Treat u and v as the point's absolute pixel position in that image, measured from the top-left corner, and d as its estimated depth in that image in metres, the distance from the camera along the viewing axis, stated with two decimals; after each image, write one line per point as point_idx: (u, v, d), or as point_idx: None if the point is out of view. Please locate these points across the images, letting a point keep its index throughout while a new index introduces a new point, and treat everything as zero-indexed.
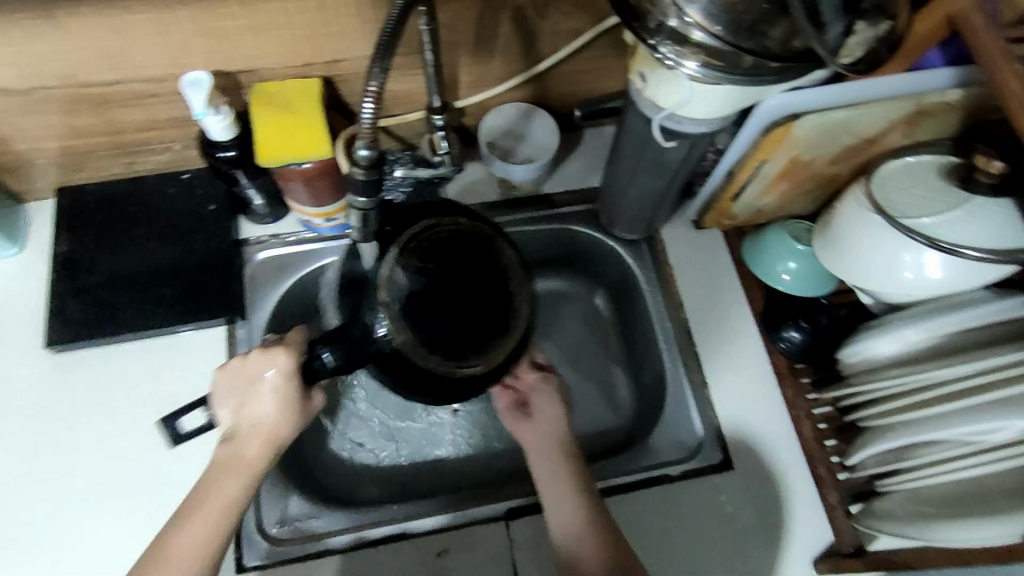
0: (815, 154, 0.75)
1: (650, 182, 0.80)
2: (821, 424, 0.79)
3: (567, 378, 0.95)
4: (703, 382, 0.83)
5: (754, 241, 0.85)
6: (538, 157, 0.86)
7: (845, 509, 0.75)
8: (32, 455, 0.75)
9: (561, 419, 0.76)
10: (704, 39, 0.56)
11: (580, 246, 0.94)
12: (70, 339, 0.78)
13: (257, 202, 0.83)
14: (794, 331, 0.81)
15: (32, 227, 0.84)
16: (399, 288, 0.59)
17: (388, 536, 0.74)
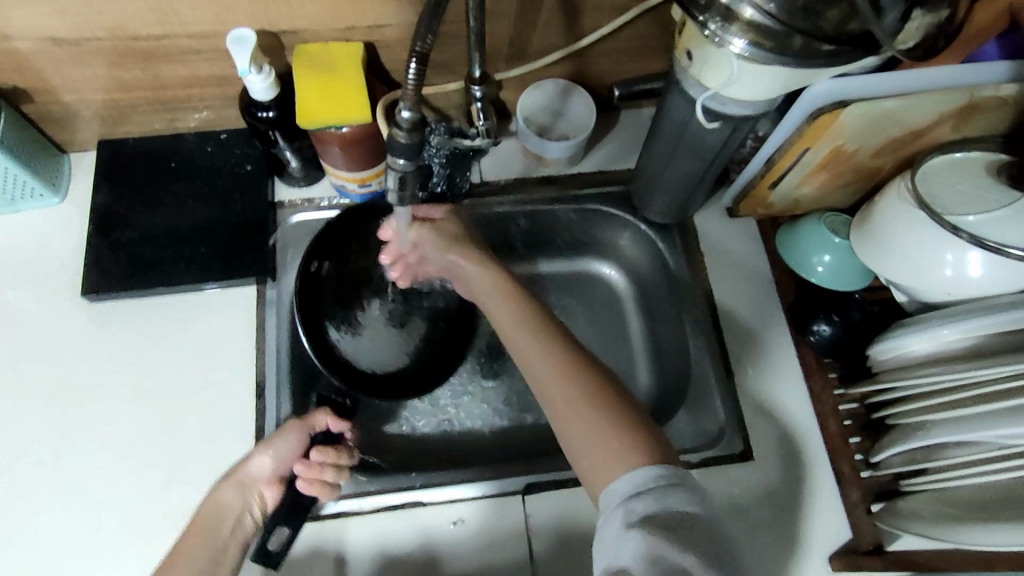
0: (859, 145, 0.73)
1: (687, 165, 0.79)
2: (847, 421, 0.78)
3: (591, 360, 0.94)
4: (726, 371, 0.82)
5: (789, 230, 0.83)
6: (575, 135, 0.87)
7: (866, 507, 0.74)
8: (62, 402, 0.76)
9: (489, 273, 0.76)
10: (755, 17, 0.55)
11: (609, 228, 0.94)
12: (105, 289, 0.79)
13: (292, 165, 0.84)
14: (825, 325, 0.79)
15: (73, 177, 0.86)
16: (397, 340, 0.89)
17: (404, 503, 0.75)
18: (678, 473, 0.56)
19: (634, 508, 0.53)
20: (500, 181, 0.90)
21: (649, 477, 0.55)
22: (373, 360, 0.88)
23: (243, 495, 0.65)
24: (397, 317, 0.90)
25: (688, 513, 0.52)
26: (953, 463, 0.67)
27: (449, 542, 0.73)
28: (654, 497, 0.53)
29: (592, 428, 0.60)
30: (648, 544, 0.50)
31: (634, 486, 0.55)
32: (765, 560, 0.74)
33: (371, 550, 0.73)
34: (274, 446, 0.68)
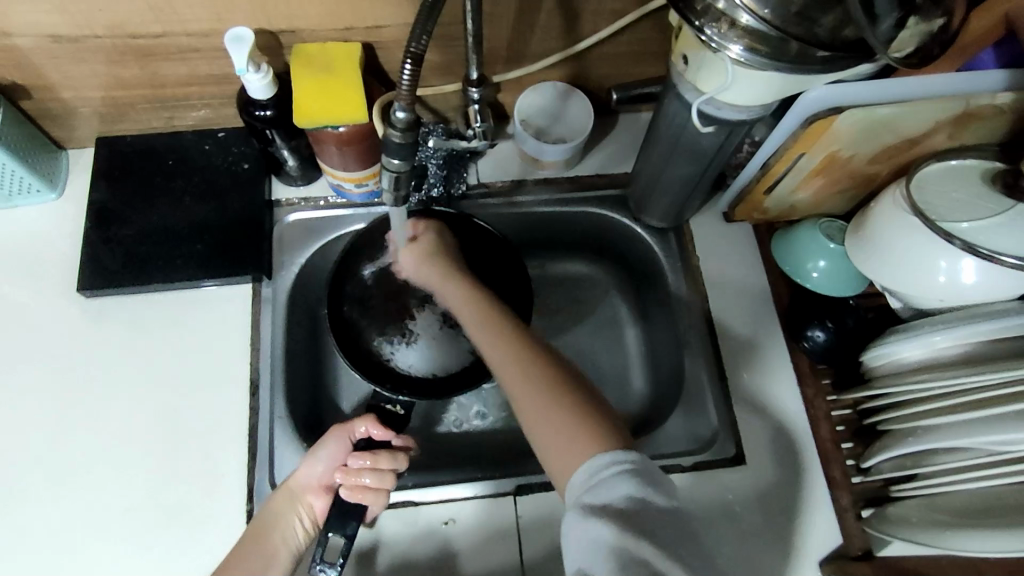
0: (855, 151, 0.73)
1: (683, 169, 0.79)
2: (839, 426, 0.78)
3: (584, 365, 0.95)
4: (721, 375, 0.82)
5: (785, 235, 0.83)
6: (571, 138, 0.87)
7: (857, 513, 0.74)
8: (56, 398, 0.77)
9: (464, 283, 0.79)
10: (751, 22, 0.55)
11: (606, 232, 0.94)
12: (102, 286, 0.79)
13: (289, 164, 0.84)
14: (819, 331, 0.79)
15: (71, 174, 0.86)
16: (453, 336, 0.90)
17: (397, 501, 0.75)
18: (637, 459, 0.56)
19: (593, 499, 0.54)
20: (496, 184, 0.90)
21: (607, 467, 0.56)
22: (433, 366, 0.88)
23: (290, 505, 0.69)
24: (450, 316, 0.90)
25: (646, 502, 0.53)
26: (943, 469, 0.67)
27: (441, 543, 0.73)
28: (614, 485, 0.54)
29: (556, 422, 0.61)
30: (607, 536, 0.51)
31: (594, 475, 0.56)
32: (756, 564, 0.74)
33: (362, 548, 0.73)
34: (313, 456, 0.71)
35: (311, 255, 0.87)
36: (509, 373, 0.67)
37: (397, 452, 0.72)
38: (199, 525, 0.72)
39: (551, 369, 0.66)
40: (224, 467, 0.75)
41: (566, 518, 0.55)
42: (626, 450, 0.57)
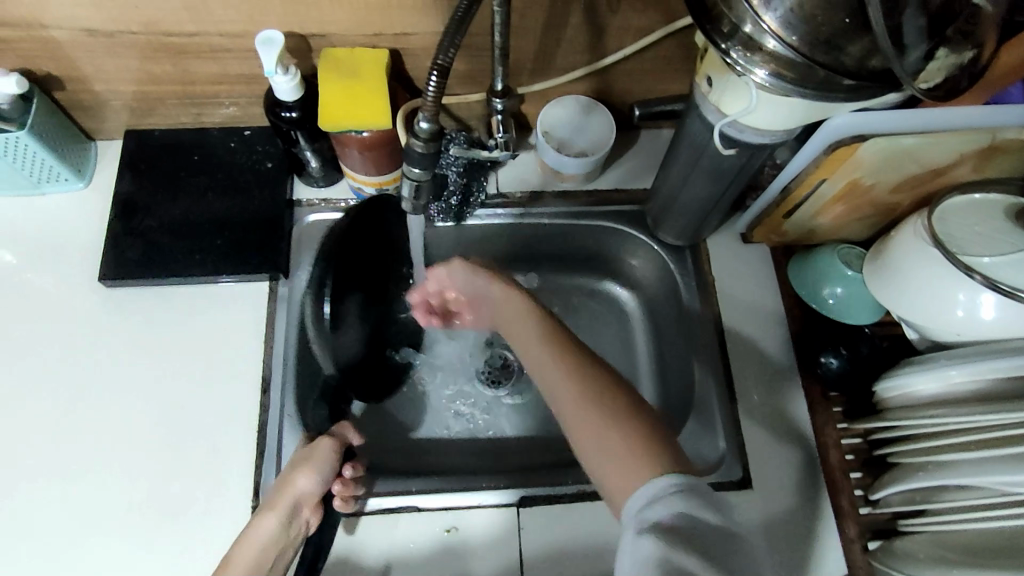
0: (877, 179, 0.72)
1: (702, 188, 0.78)
2: (848, 455, 0.77)
3: None
4: (730, 397, 0.82)
5: (802, 260, 0.83)
6: (594, 151, 0.86)
7: (863, 544, 0.73)
8: (69, 386, 0.78)
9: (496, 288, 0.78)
10: (778, 48, 0.55)
11: (623, 247, 0.94)
12: (122, 276, 0.81)
13: (312, 165, 0.85)
14: (833, 358, 0.78)
15: (99, 165, 0.88)
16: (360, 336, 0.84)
17: (400, 506, 0.75)
18: (687, 479, 0.54)
19: (646, 518, 0.52)
20: (515, 195, 0.90)
21: (665, 491, 0.53)
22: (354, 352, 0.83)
23: (289, 521, 0.68)
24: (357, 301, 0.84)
25: (698, 519, 0.51)
26: (953, 506, 0.66)
27: (445, 551, 0.73)
28: (668, 503, 0.52)
29: (610, 450, 0.58)
30: (654, 551, 0.49)
31: (649, 496, 0.53)
32: None
33: (364, 551, 0.73)
34: (319, 469, 0.71)
35: None
36: (569, 406, 0.64)
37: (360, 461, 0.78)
38: (203, 518, 0.73)
39: (617, 399, 0.63)
40: (231, 462, 0.75)
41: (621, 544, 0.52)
42: (678, 475, 0.54)
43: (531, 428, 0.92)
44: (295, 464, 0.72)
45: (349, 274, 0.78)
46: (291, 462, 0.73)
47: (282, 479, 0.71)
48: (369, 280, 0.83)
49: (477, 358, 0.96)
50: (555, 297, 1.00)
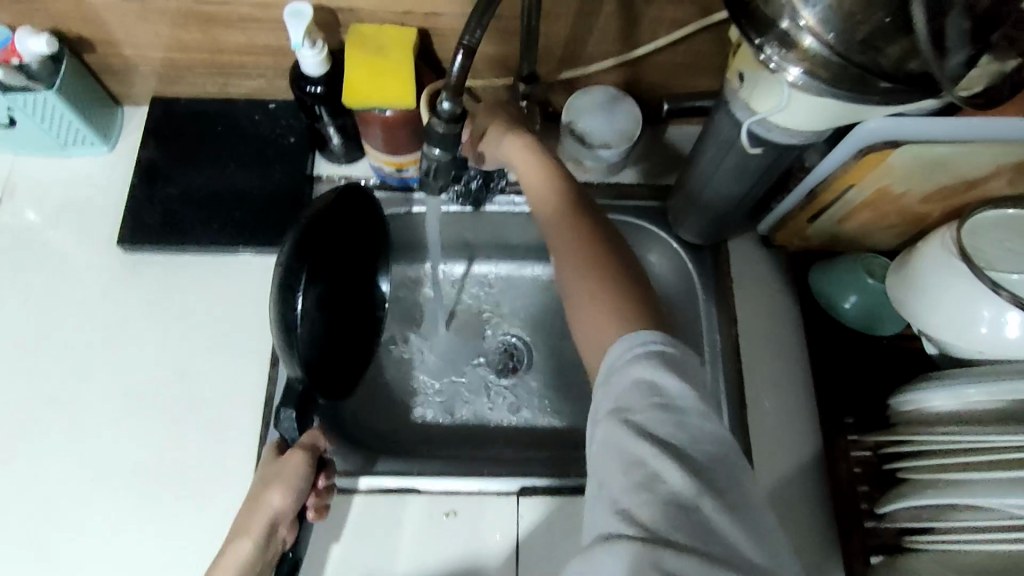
0: (908, 186, 0.70)
1: (726, 186, 0.76)
2: (857, 468, 0.75)
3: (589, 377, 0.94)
4: (740, 400, 0.81)
5: (822, 269, 0.82)
6: (616, 144, 0.84)
7: (866, 558, 0.71)
8: (83, 347, 0.79)
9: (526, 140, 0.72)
10: (813, 45, 0.53)
11: (638, 244, 0.92)
12: (141, 241, 0.81)
13: (335, 142, 0.85)
14: None
15: (125, 130, 0.88)
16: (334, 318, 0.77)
17: (400, 487, 0.76)
18: (644, 340, 0.55)
19: (607, 397, 0.54)
20: None
21: (634, 357, 0.54)
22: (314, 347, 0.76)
23: (266, 542, 0.64)
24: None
25: (657, 386, 0.52)
26: (960, 526, 0.66)
27: (439, 533, 0.74)
28: (623, 375, 0.54)
29: (594, 304, 0.60)
30: (614, 439, 0.51)
31: (615, 364, 0.55)
32: None
33: (362, 530, 0.74)
34: (291, 486, 0.65)
35: None
36: (560, 244, 0.66)
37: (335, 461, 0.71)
38: (207, 485, 0.74)
39: (611, 252, 0.64)
40: (237, 432, 0.76)
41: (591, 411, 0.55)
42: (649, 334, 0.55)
43: (537, 418, 0.91)
44: (266, 481, 0.66)
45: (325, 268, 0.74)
46: (263, 478, 0.66)
47: (254, 499, 0.65)
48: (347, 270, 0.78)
49: (483, 350, 0.96)
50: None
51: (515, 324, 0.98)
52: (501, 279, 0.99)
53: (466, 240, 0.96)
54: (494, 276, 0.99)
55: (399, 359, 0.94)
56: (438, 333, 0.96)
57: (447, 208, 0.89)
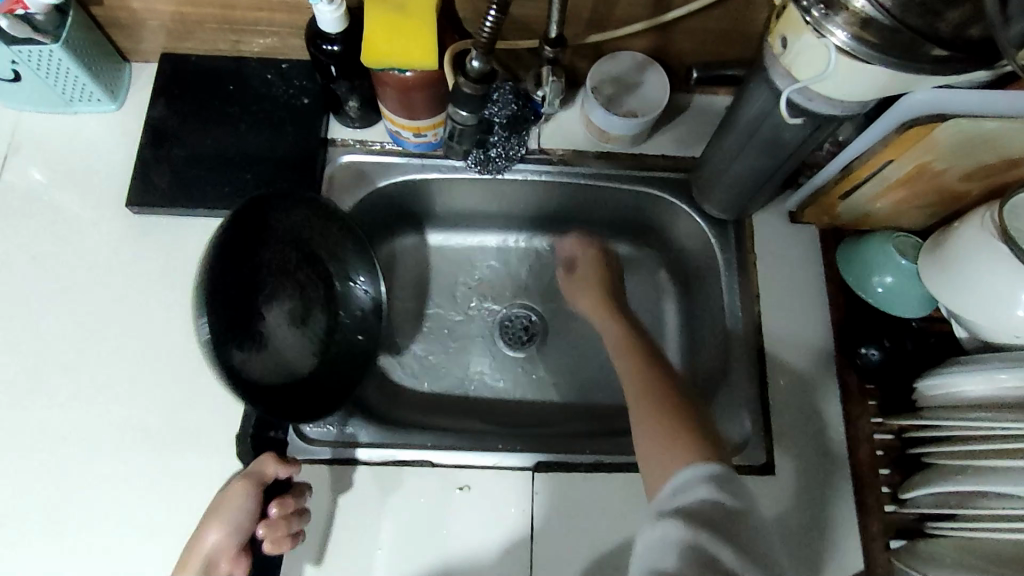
0: (950, 163, 0.67)
1: (757, 161, 0.73)
2: (878, 450, 0.74)
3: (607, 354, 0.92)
4: (761, 380, 0.79)
5: (854, 246, 0.79)
6: (643, 112, 0.83)
7: (885, 542, 0.71)
8: (90, 311, 0.77)
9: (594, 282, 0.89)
10: (866, 9, 0.50)
11: (661, 217, 0.91)
12: (150, 204, 0.79)
13: (350, 104, 0.82)
14: (874, 350, 0.75)
15: (133, 87, 0.85)
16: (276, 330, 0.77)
17: (413, 460, 0.75)
18: (716, 469, 0.59)
19: (674, 502, 0.58)
20: (557, 152, 0.86)
21: (696, 481, 0.58)
22: (283, 374, 0.77)
23: None
24: (293, 314, 0.79)
25: (719, 502, 0.56)
26: (987, 514, 0.64)
27: (450, 506, 0.73)
28: (692, 491, 0.58)
29: (663, 446, 0.64)
30: (676, 534, 0.54)
31: (678, 484, 0.59)
32: None
33: (372, 502, 0.73)
34: (224, 521, 0.65)
35: (361, 199, 0.85)
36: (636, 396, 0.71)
37: (297, 489, 0.70)
38: (220, 453, 0.73)
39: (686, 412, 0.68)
40: None
41: (647, 522, 0.58)
42: (713, 463, 0.60)
43: (549, 393, 0.90)
44: (206, 516, 0.67)
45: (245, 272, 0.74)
46: (207, 511, 0.68)
47: (198, 532, 0.67)
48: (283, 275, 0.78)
49: (497, 324, 0.94)
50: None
51: (531, 298, 0.96)
52: (517, 248, 0.97)
53: (486, 209, 0.93)
54: (514, 247, 0.97)
55: (412, 331, 0.92)
56: (459, 306, 0.94)
57: (463, 174, 0.86)
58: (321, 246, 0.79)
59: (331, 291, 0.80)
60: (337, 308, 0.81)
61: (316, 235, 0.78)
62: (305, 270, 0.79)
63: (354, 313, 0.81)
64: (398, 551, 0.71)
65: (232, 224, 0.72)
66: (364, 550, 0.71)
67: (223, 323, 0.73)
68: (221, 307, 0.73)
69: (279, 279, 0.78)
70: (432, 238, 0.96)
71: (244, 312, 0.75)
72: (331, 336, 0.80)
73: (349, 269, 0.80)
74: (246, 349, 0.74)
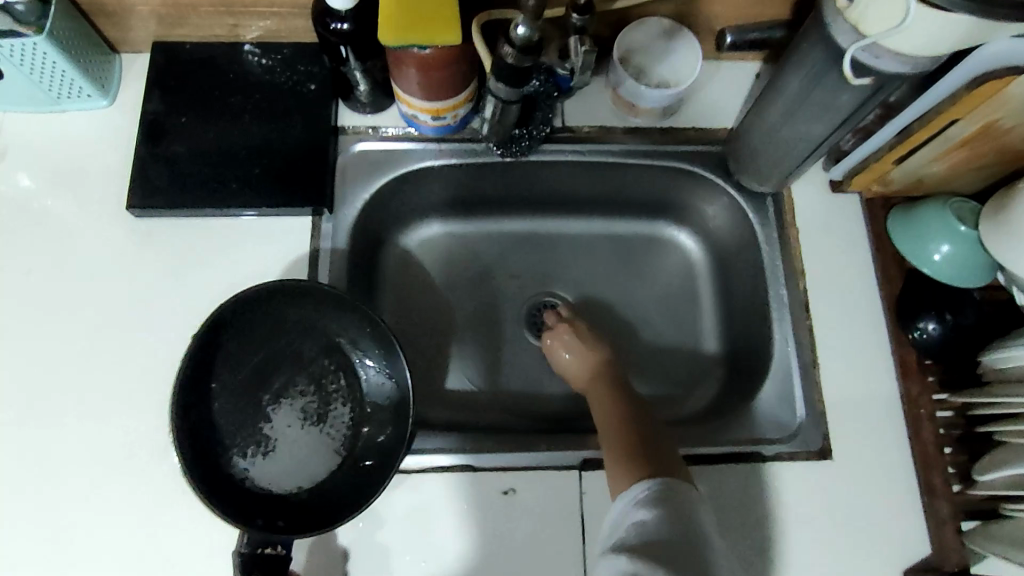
0: (1018, 121, 0.62)
1: (803, 130, 0.68)
2: (943, 429, 0.71)
3: (642, 343, 0.88)
4: (813, 361, 0.75)
5: (905, 217, 0.75)
6: (676, 82, 0.78)
7: (956, 525, 0.68)
8: (92, 327, 0.72)
9: (581, 352, 0.80)
10: None
11: (696, 194, 0.86)
12: (153, 206, 0.73)
13: (360, 88, 0.76)
14: (932, 323, 0.71)
15: (124, 79, 0.79)
16: (279, 428, 0.72)
17: (453, 465, 0.71)
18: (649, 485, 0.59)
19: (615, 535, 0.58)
20: (583, 129, 0.81)
21: (622, 510, 0.59)
22: (300, 477, 0.70)
23: None
24: (313, 411, 0.74)
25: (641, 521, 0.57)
26: None
27: (495, 512, 0.69)
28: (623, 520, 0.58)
29: (611, 469, 0.65)
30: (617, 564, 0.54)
31: (615, 517, 0.60)
32: (837, 568, 0.68)
33: (415, 511, 0.69)
34: None
35: (376, 189, 0.79)
36: (599, 420, 0.72)
37: None
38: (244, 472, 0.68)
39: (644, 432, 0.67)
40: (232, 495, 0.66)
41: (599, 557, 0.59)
42: (650, 480, 0.60)
43: None
44: None
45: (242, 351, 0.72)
46: None
47: None
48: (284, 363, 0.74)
49: (523, 313, 0.89)
50: (621, 272, 0.92)
51: (562, 287, 0.91)
52: (542, 234, 0.92)
53: (507, 195, 0.88)
54: (538, 233, 0.92)
55: (435, 327, 0.87)
56: (483, 298, 0.90)
57: (486, 158, 0.81)
58: (332, 329, 0.74)
59: (348, 378, 0.74)
60: (358, 400, 0.74)
61: (325, 322, 0.74)
62: (321, 360, 0.75)
63: (377, 402, 0.74)
64: (441, 563, 0.68)
65: (235, 333, 0.71)
66: (409, 564, 0.67)
67: (228, 435, 0.69)
68: (230, 416, 0.70)
69: (296, 374, 0.74)
70: (459, 227, 0.91)
71: (259, 416, 0.71)
72: (352, 431, 0.73)
73: (360, 352, 0.74)
74: (257, 457, 0.70)
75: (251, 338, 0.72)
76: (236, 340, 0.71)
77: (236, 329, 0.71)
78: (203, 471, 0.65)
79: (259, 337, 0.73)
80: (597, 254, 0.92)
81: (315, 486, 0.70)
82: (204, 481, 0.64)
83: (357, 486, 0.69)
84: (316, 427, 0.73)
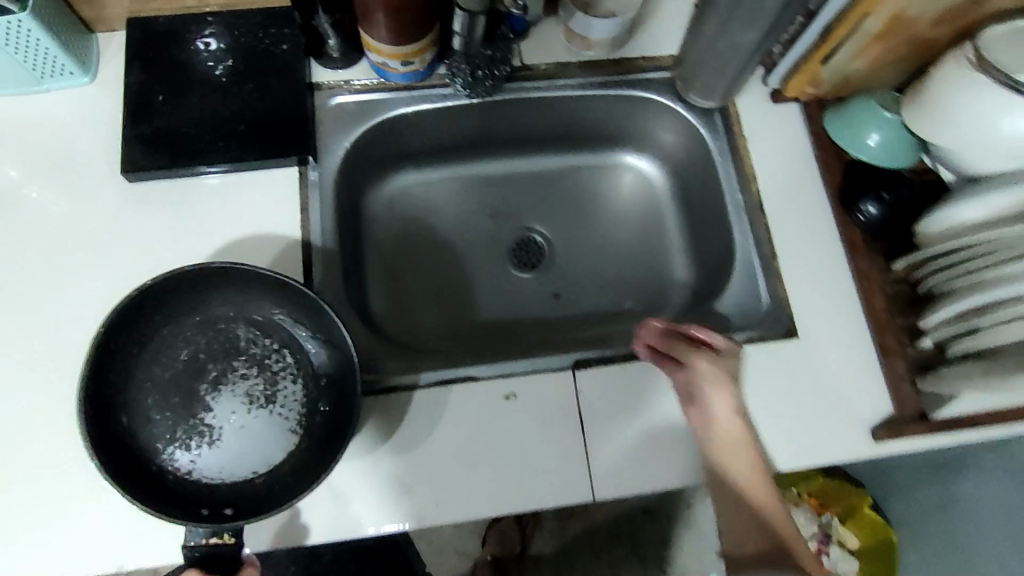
0: (921, 10, 0.70)
1: (738, 38, 0.75)
2: (891, 297, 0.79)
3: (614, 260, 0.97)
4: (772, 253, 0.82)
5: (839, 114, 0.83)
6: (621, 11, 0.86)
7: (911, 380, 0.76)
8: (100, 289, 0.76)
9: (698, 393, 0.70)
10: None
11: (650, 120, 0.93)
12: (146, 168, 0.77)
13: (331, 41, 0.82)
14: (872, 205, 0.79)
15: (102, 57, 0.83)
16: (218, 419, 0.73)
17: (454, 379, 0.76)
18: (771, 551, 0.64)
19: None
20: (541, 66, 0.87)
21: None
22: (253, 463, 0.72)
23: None
24: (259, 395, 0.75)
25: None
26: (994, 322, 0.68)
27: (496, 415, 0.75)
28: None
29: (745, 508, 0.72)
30: None
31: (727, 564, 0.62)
32: (809, 429, 0.76)
33: (425, 424, 0.74)
34: None
35: (353, 139, 0.84)
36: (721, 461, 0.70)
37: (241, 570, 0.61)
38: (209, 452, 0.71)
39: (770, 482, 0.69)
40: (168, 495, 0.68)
41: None
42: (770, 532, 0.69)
43: (564, 310, 0.93)
44: None
45: (165, 349, 0.73)
46: None
47: None
48: (214, 352, 0.75)
49: (505, 243, 0.96)
50: (569, 215, 0.99)
51: (536, 220, 0.98)
52: (509, 173, 0.99)
53: (472, 141, 0.94)
54: (506, 173, 0.99)
55: (423, 267, 0.93)
56: (460, 239, 0.96)
57: (454, 101, 0.87)
58: (265, 308, 0.76)
59: (294, 355, 0.76)
60: (304, 376, 0.76)
61: (254, 304, 0.75)
62: (261, 341, 0.76)
63: (324, 372, 0.75)
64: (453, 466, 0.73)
65: (158, 331, 0.72)
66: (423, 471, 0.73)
67: (163, 432, 0.71)
68: (166, 413, 0.72)
69: (235, 361, 0.76)
70: (432, 174, 0.96)
71: (198, 408, 0.73)
72: (305, 408, 0.75)
73: (295, 324, 0.76)
74: (202, 448, 0.72)
75: (179, 332, 0.74)
76: (164, 338, 0.73)
77: (159, 326, 0.73)
78: (135, 475, 0.67)
79: (186, 332, 0.74)
80: (557, 189, 0.99)
81: (270, 470, 0.72)
82: (136, 487, 0.66)
83: (309, 463, 0.71)
84: (265, 411, 0.75)
